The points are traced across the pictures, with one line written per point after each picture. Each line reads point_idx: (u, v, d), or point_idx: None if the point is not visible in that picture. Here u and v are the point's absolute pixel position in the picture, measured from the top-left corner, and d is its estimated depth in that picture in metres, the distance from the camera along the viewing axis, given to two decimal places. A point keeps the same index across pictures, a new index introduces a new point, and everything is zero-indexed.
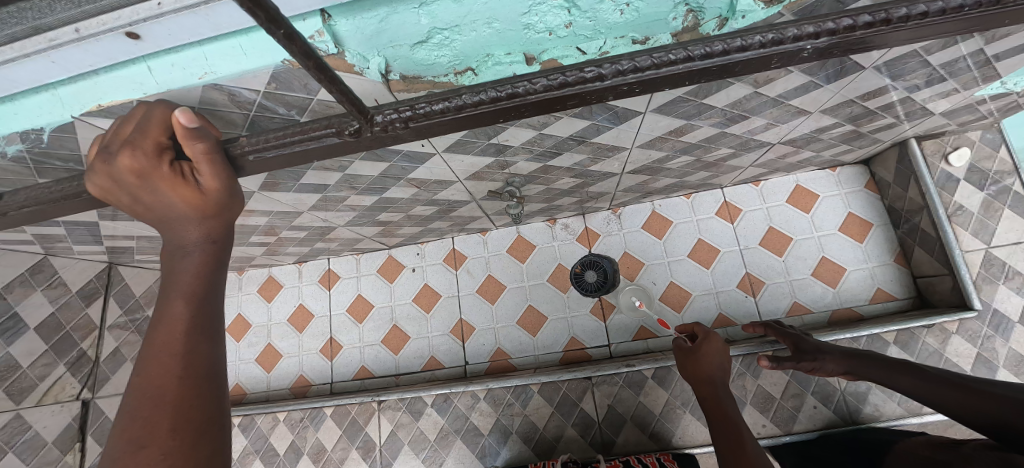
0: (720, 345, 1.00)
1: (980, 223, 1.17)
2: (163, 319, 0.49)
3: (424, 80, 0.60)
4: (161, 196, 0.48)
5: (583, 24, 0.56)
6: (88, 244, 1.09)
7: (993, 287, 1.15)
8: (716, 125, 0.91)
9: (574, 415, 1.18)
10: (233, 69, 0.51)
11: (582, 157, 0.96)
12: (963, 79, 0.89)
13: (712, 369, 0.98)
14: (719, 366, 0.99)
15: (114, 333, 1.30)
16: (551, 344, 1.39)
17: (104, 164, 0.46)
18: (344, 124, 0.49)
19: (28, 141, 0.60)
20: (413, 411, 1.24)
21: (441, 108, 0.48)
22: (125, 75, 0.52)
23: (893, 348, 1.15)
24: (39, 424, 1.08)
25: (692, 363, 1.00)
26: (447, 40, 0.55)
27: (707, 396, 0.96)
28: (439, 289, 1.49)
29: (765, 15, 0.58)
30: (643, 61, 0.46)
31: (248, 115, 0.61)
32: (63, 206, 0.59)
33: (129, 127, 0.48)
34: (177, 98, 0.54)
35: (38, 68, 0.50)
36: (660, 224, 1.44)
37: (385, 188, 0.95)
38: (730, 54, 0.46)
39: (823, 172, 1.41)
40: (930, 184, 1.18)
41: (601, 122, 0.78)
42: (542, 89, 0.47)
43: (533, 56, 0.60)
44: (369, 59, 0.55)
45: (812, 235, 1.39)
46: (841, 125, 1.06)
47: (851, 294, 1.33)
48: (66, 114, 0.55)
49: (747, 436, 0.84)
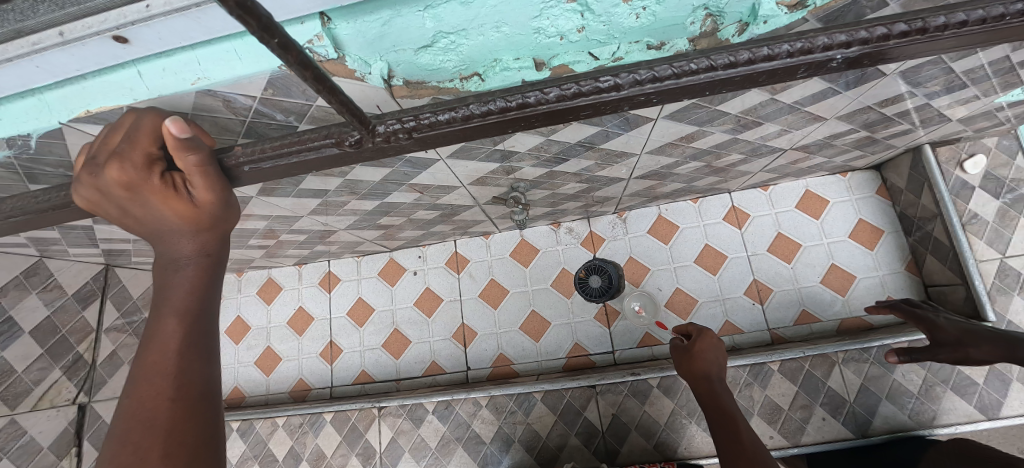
0: (714, 342, 0.97)
1: (996, 232, 1.15)
2: (155, 337, 0.47)
3: (429, 85, 0.57)
4: (151, 210, 0.45)
5: (596, 29, 0.53)
6: (84, 247, 1.07)
7: (1008, 298, 1.12)
8: (728, 132, 0.88)
9: (578, 424, 1.16)
10: (227, 75, 0.49)
11: (589, 163, 0.93)
12: (985, 86, 0.86)
13: (708, 366, 0.94)
14: (715, 362, 0.95)
15: (111, 336, 1.29)
16: (554, 350, 1.37)
17: (91, 176, 0.44)
18: (344, 134, 0.46)
19: (15, 147, 0.58)
20: (414, 418, 1.22)
21: (447, 119, 0.45)
22: (113, 80, 0.49)
23: (903, 358, 1.12)
24: (34, 429, 1.06)
25: (687, 361, 0.97)
26: (453, 45, 0.53)
27: (703, 392, 0.91)
28: (440, 292, 1.47)
29: (787, 21, 0.55)
30: (663, 70, 0.43)
31: (244, 121, 0.59)
32: (51, 216, 0.57)
33: (118, 135, 0.46)
34: (169, 103, 0.52)
35: (22, 72, 0.48)
36: (666, 228, 1.42)
37: (387, 193, 0.93)
38: (755, 63, 0.44)
39: (833, 177, 1.38)
40: (944, 191, 1.15)
41: (611, 128, 0.75)
42: (554, 99, 0.44)
43: (543, 61, 0.57)
44: (371, 64, 0.53)
45: (822, 241, 1.36)
46: (855, 131, 1.03)
47: (861, 302, 1.30)
48: (53, 120, 0.53)
49: (743, 426, 0.80)
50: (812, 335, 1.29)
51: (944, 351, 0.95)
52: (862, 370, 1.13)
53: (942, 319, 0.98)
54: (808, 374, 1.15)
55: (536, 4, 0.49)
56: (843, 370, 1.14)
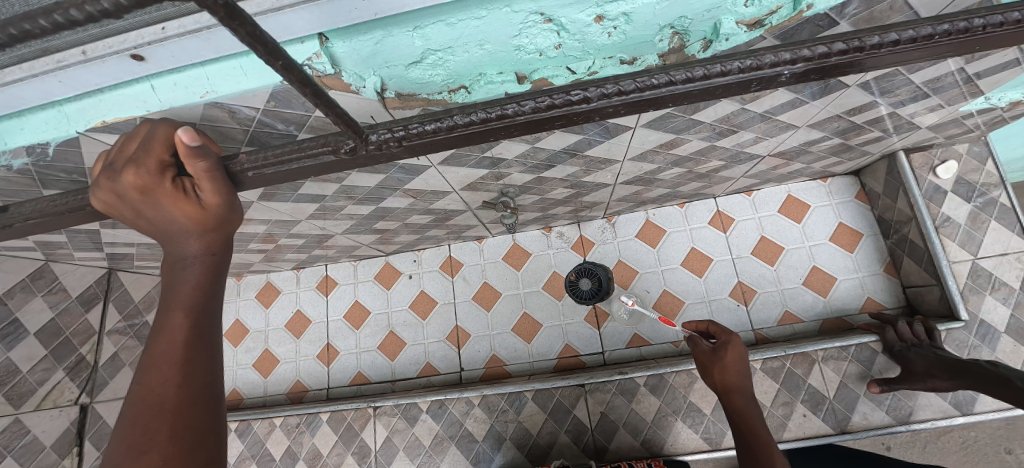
0: (742, 349, 0.93)
1: (967, 235, 1.19)
2: (163, 329, 0.50)
3: (419, 97, 0.62)
4: (162, 211, 0.50)
5: (572, 46, 0.58)
6: (88, 251, 1.11)
7: (979, 298, 1.16)
8: (705, 139, 0.93)
9: (567, 422, 1.19)
10: (233, 89, 0.53)
11: (574, 169, 0.98)
12: (947, 95, 0.91)
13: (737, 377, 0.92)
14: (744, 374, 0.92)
15: (113, 338, 1.32)
16: (546, 351, 1.41)
17: (109, 180, 0.49)
18: (339, 143, 0.51)
19: (34, 155, 0.62)
20: (409, 417, 1.25)
21: (434, 129, 0.50)
22: (129, 93, 0.54)
23: (880, 356, 1.16)
24: (37, 428, 1.09)
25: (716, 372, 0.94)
26: (441, 60, 0.57)
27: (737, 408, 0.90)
28: (435, 296, 1.51)
29: (748, 38, 0.60)
30: (627, 85, 0.48)
31: (248, 130, 0.63)
32: (65, 218, 0.61)
33: (134, 145, 0.50)
34: (179, 114, 0.56)
35: (45, 86, 0.52)
36: (653, 233, 1.46)
37: (382, 198, 0.97)
38: (711, 78, 0.48)
39: (814, 182, 1.43)
40: (918, 196, 1.20)
41: (593, 136, 0.80)
42: (530, 110, 0.49)
43: (524, 75, 0.62)
44: (365, 78, 0.57)
45: (804, 244, 1.41)
46: (829, 139, 1.09)
47: (841, 303, 1.34)
48: (71, 129, 0.57)
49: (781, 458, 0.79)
50: (795, 335, 1.33)
51: (915, 380, 1.04)
52: (842, 367, 1.17)
53: (914, 353, 1.06)
54: (790, 372, 1.19)
55: (516, 25, 0.54)
56: (823, 368, 1.18)
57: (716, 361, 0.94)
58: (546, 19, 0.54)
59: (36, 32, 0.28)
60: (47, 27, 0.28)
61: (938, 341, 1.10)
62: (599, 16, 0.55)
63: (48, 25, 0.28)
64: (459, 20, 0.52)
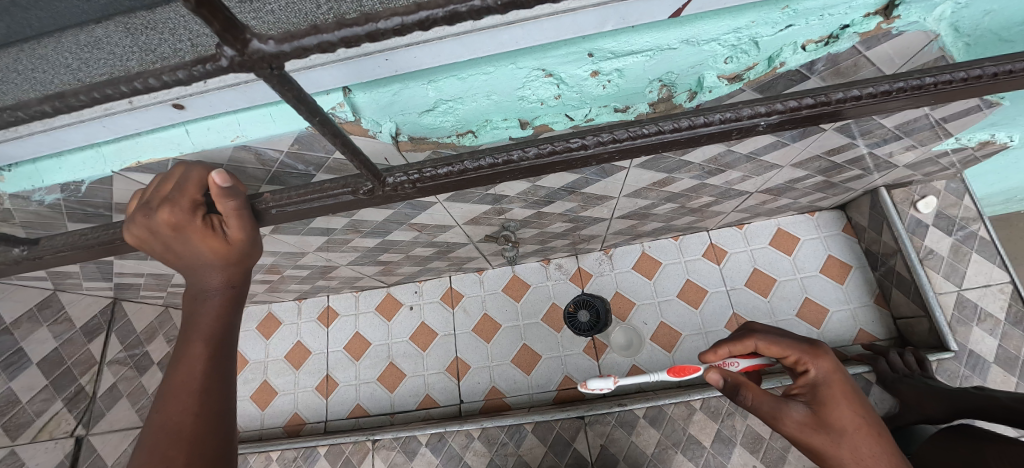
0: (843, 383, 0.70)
1: (951, 267, 1.24)
2: (183, 359, 0.53)
3: (430, 140, 0.68)
4: (190, 246, 0.53)
5: (571, 96, 0.64)
6: (97, 280, 1.13)
7: (967, 329, 1.20)
8: (696, 177, 0.99)
9: (567, 455, 1.19)
10: (261, 133, 0.58)
11: (573, 205, 1.03)
12: (919, 137, 0.97)
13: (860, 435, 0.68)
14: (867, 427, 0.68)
15: (112, 368, 1.32)
16: (545, 383, 1.41)
17: (145, 218, 0.53)
18: (359, 184, 0.55)
19: (67, 191, 0.66)
20: (408, 450, 1.24)
21: (445, 172, 0.54)
22: (164, 137, 0.59)
23: (875, 386, 1.17)
24: (31, 461, 1.07)
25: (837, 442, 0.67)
26: (451, 109, 0.63)
27: None
28: (435, 327, 1.52)
29: (729, 90, 0.67)
30: (620, 134, 0.54)
31: (269, 170, 0.68)
32: (91, 251, 0.64)
33: (169, 185, 0.55)
34: (208, 156, 0.61)
35: (89, 131, 0.57)
36: (649, 265, 1.50)
37: (388, 231, 1.01)
38: (695, 128, 0.54)
39: (802, 216, 1.49)
40: (901, 229, 1.26)
41: (590, 175, 0.86)
42: (533, 156, 0.54)
43: (526, 121, 0.68)
44: (382, 124, 0.63)
45: (795, 276, 1.45)
46: (813, 176, 1.15)
47: (835, 334, 1.37)
48: (107, 168, 0.62)
49: None
50: None
51: (910, 412, 1.05)
52: None
53: (904, 384, 1.08)
54: None
55: (520, 79, 0.60)
56: None
57: (829, 431, 0.67)
58: (547, 74, 0.59)
59: (116, 96, 0.33)
60: (126, 92, 0.32)
61: (930, 372, 1.13)
62: (596, 72, 0.60)
63: (126, 90, 0.32)
64: (469, 75, 0.57)
